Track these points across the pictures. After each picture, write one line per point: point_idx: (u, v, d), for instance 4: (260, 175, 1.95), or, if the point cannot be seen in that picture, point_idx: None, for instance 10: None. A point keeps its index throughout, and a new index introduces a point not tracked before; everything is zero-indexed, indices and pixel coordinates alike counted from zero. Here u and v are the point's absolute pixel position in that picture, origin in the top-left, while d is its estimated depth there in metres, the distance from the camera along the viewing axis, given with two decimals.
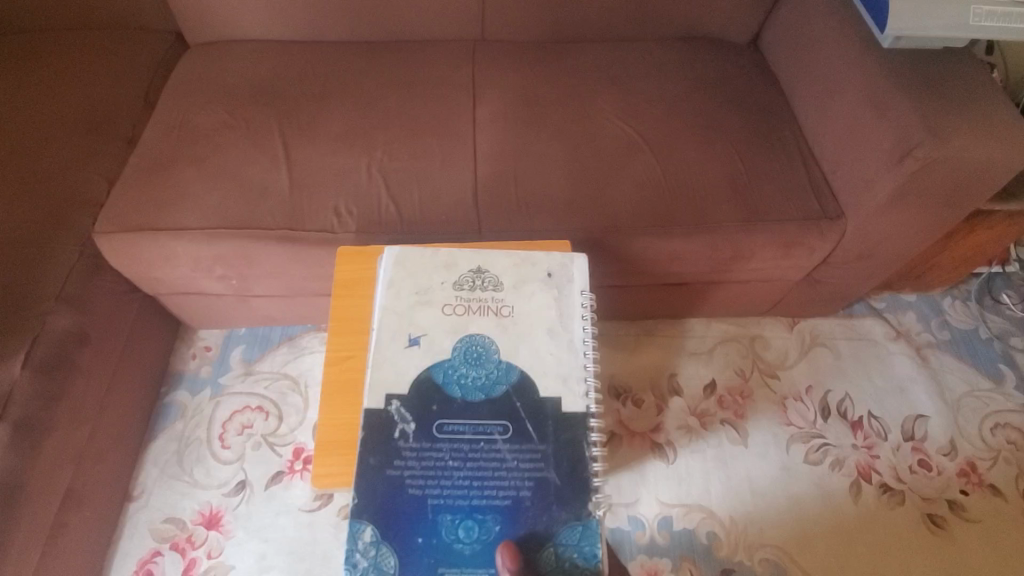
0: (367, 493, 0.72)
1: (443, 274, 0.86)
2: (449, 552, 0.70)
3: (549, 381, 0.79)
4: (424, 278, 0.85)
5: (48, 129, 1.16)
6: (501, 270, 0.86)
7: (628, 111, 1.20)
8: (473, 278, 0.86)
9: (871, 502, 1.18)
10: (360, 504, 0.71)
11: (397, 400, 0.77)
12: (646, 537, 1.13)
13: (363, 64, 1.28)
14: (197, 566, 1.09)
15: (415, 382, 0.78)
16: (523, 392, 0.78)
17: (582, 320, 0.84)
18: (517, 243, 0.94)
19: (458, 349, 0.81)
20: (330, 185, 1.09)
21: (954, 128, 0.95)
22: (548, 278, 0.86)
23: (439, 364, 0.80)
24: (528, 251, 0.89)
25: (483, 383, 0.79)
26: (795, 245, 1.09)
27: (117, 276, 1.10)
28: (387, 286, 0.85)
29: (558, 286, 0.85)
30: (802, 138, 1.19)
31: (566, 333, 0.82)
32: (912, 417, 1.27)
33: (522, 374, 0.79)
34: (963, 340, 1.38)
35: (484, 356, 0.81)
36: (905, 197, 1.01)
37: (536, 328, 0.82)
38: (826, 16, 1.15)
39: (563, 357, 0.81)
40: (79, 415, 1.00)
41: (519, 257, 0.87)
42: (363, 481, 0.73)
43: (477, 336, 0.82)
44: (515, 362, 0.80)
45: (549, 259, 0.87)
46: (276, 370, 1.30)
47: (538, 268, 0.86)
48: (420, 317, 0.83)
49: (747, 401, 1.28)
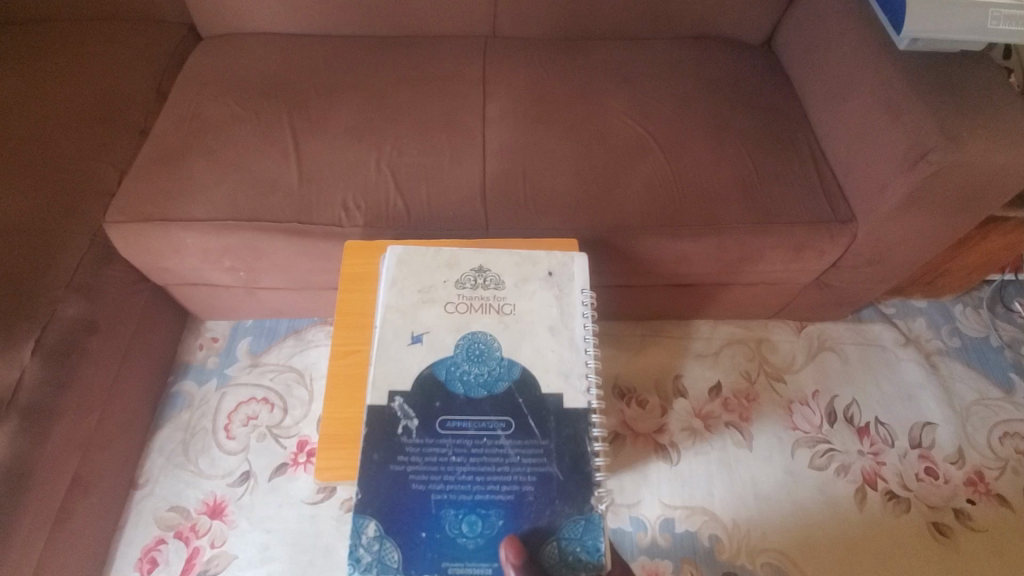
0: (371, 489, 0.72)
1: (445, 272, 0.86)
2: (452, 547, 0.70)
3: (551, 378, 0.79)
4: (426, 277, 0.85)
5: (60, 118, 1.17)
6: (503, 269, 0.86)
7: (639, 111, 1.19)
8: (475, 278, 0.86)
9: (876, 509, 1.17)
10: (363, 499, 0.72)
11: (401, 397, 0.77)
12: (647, 538, 1.13)
13: (374, 59, 1.28)
14: (200, 555, 1.10)
15: (418, 379, 0.79)
16: (525, 389, 0.78)
17: (582, 318, 0.84)
18: (520, 243, 0.94)
19: (460, 347, 0.81)
20: (338, 179, 1.09)
21: (970, 133, 0.93)
22: (548, 276, 0.86)
23: (442, 361, 0.80)
24: (530, 250, 0.89)
25: (485, 380, 0.79)
26: (805, 248, 1.08)
27: (126, 266, 1.11)
28: (390, 284, 0.85)
29: (558, 285, 0.85)
30: (813, 140, 1.18)
31: (566, 330, 0.82)
32: (920, 425, 1.26)
33: (525, 370, 0.79)
34: (973, 348, 1.37)
35: (486, 353, 0.80)
36: (918, 202, 1.00)
37: (538, 326, 0.82)
38: (842, 17, 1.14)
39: (564, 354, 0.81)
40: (87, 402, 1.01)
41: (520, 255, 0.87)
42: (366, 476, 0.73)
43: (479, 334, 0.82)
44: (517, 359, 0.80)
45: (549, 258, 0.87)
46: (282, 362, 1.30)
47: (539, 267, 0.86)
48: (423, 315, 0.83)
49: (752, 404, 1.28)
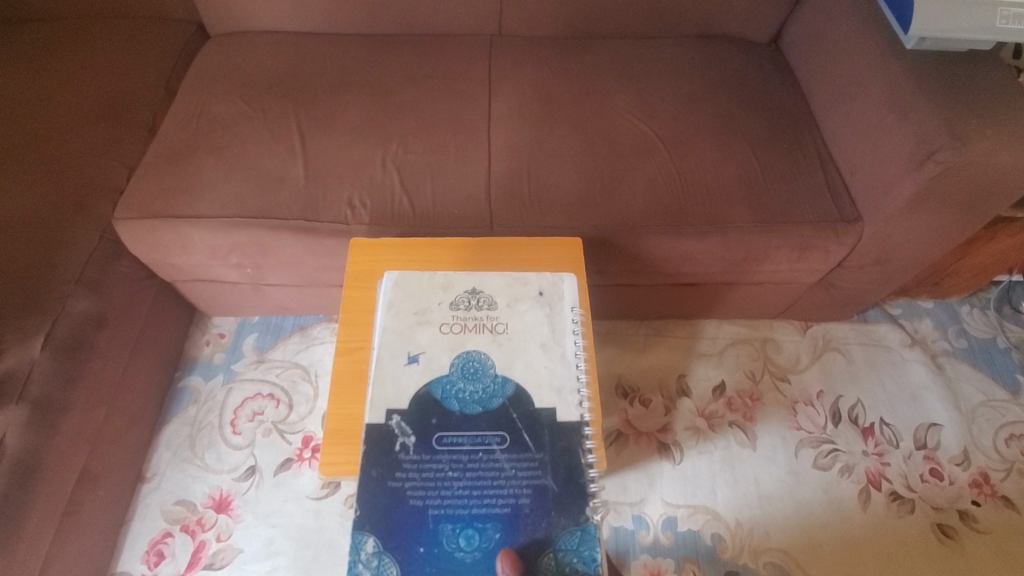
0: (369, 507, 0.72)
1: (440, 294, 0.87)
2: (450, 562, 0.69)
3: (543, 393, 0.80)
4: (422, 299, 0.87)
5: (71, 115, 1.18)
6: (497, 289, 0.88)
7: (645, 110, 1.19)
8: (469, 299, 0.87)
9: (880, 509, 1.16)
10: (362, 516, 0.71)
11: (398, 415, 0.78)
12: (649, 537, 1.13)
13: (381, 57, 1.29)
14: (206, 548, 1.11)
15: (415, 398, 0.79)
16: (519, 404, 0.79)
17: (574, 335, 0.84)
18: (516, 257, 0.95)
19: (456, 365, 0.82)
20: (344, 176, 1.10)
21: (977, 133, 0.93)
22: (539, 296, 0.87)
23: (438, 379, 0.80)
24: (522, 271, 0.91)
25: (481, 396, 0.79)
26: (810, 248, 1.08)
27: (135, 262, 1.12)
28: (387, 308, 0.86)
29: (549, 303, 0.87)
30: (820, 140, 1.17)
31: (558, 347, 0.83)
32: (925, 426, 1.26)
33: (518, 386, 0.80)
34: (980, 349, 1.36)
35: (480, 370, 0.81)
36: (925, 201, 0.99)
37: (531, 344, 0.83)
38: (850, 16, 1.14)
39: (557, 369, 0.82)
40: (97, 396, 1.02)
41: (512, 276, 0.89)
42: (364, 493, 0.73)
43: (474, 353, 0.82)
44: (511, 375, 0.81)
45: (540, 278, 0.89)
46: (287, 360, 1.31)
47: (530, 287, 0.88)
48: (419, 335, 0.84)
49: (756, 403, 1.28)
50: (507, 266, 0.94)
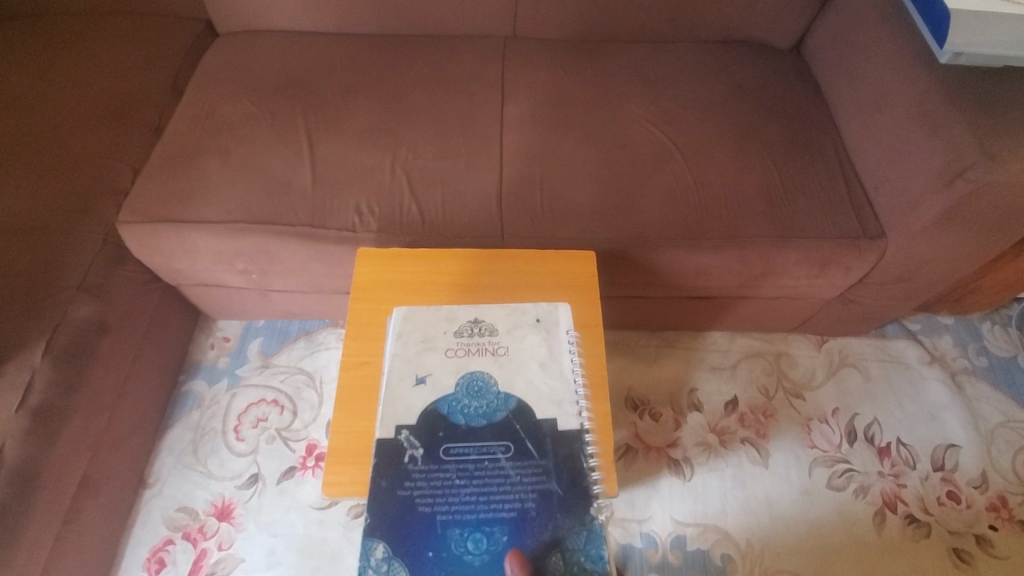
0: (378, 514, 0.70)
1: (444, 318, 0.85)
2: (459, 564, 0.67)
3: (546, 407, 0.77)
4: (426, 326, 0.84)
5: (75, 115, 1.16)
6: (497, 316, 0.85)
7: (662, 117, 1.16)
8: (472, 327, 0.84)
9: (895, 532, 1.13)
10: (372, 522, 0.69)
11: (406, 430, 0.75)
12: (657, 555, 1.11)
13: (392, 58, 1.26)
14: (207, 557, 1.09)
15: (423, 414, 0.77)
16: (523, 416, 0.77)
17: (571, 353, 0.82)
18: (520, 271, 0.92)
19: (460, 385, 0.79)
20: (353, 183, 1.07)
21: (1013, 149, 0.89)
22: (536, 323, 0.84)
23: (444, 397, 0.78)
24: (520, 300, 0.88)
25: (484, 412, 0.77)
26: (830, 263, 1.04)
27: (138, 267, 1.10)
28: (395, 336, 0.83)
29: (546, 330, 0.84)
30: (843, 152, 1.14)
31: (556, 364, 0.81)
32: (944, 447, 1.22)
33: (522, 401, 0.78)
34: (1001, 368, 1.32)
35: (484, 389, 0.79)
36: (953, 218, 0.96)
37: (531, 364, 0.81)
38: (878, 24, 1.10)
39: (558, 385, 0.79)
40: (99, 403, 1.01)
41: (511, 305, 0.86)
42: (373, 500, 0.71)
43: (478, 372, 0.80)
44: (514, 392, 0.78)
45: (536, 307, 0.86)
46: (292, 364, 1.30)
47: (527, 315, 0.85)
48: (425, 359, 0.81)
49: (770, 420, 1.25)
50: (511, 283, 0.91)
